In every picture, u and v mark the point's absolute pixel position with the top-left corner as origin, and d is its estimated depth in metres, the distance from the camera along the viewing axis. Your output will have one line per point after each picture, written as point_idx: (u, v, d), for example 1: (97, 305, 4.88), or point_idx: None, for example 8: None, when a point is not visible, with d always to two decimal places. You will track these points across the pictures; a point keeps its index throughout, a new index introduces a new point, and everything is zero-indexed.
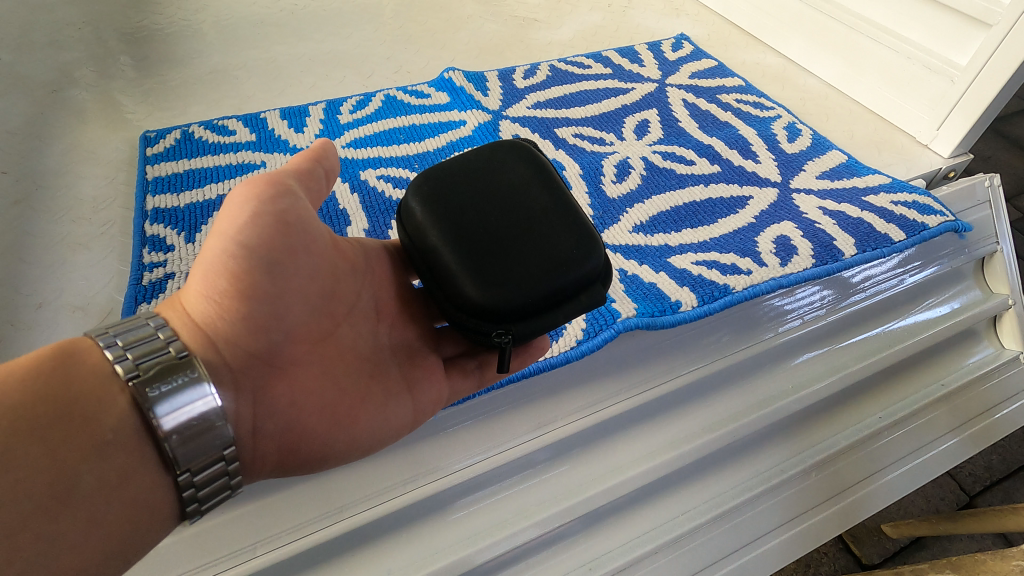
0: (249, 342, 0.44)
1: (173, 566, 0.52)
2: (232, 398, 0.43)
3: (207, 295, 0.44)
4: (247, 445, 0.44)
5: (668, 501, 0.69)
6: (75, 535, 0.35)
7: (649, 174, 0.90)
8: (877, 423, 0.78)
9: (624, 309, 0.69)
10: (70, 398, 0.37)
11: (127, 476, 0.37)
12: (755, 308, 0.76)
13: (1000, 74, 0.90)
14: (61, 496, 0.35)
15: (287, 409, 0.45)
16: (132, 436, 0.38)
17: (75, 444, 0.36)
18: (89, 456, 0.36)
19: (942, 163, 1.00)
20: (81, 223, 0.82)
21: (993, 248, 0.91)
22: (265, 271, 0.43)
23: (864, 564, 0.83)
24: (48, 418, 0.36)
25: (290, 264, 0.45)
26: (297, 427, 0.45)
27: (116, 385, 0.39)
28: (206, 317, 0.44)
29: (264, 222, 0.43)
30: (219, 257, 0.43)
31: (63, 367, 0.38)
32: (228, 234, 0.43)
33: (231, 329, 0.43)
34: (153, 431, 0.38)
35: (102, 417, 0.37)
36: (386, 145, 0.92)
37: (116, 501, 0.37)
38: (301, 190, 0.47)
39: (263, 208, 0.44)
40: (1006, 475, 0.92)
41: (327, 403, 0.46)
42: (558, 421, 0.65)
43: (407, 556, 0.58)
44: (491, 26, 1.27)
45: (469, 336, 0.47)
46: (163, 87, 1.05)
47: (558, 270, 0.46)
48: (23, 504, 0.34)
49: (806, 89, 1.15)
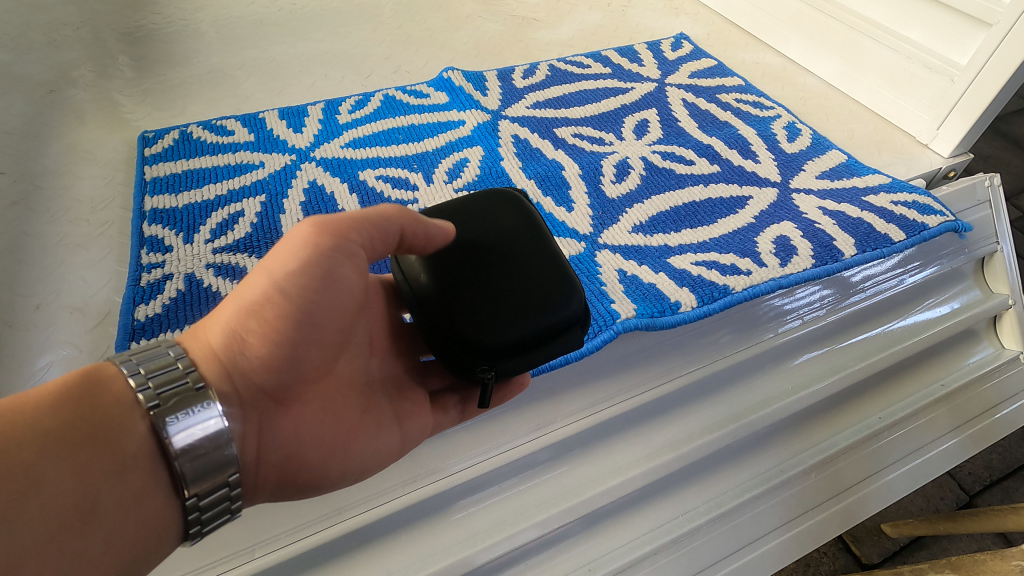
0: (266, 380, 0.44)
1: (174, 568, 0.52)
2: (241, 427, 0.43)
3: (235, 332, 0.43)
4: (249, 468, 0.44)
5: (667, 502, 0.68)
6: (94, 552, 0.35)
7: (648, 174, 0.90)
8: (877, 423, 0.78)
9: (623, 309, 0.69)
10: (95, 423, 0.37)
11: (142, 499, 0.37)
12: (755, 309, 0.75)
13: (1000, 74, 0.90)
14: (85, 515, 0.35)
15: (291, 440, 0.45)
16: (148, 459, 0.38)
17: (98, 465, 0.36)
18: (112, 477, 0.36)
19: (942, 162, 1.00)
20: (79, 223, 0.82)
21: (993, 248, 0.90)
22: (295, 319, 0.43)
23: (864, 565, 0.83)
24: (75, 441, 0.36)
25: (320, 313, 0.44)
26: (296, 458, 0.45)
27: (136, 411, 0.38)
28: (228, 349, 0.43)
29: (309, 274, 0.43)
30: (260, 301, 0.43)
31: (88, 394, 0.38)
32: (275, 281, 0.43)
33: (251, 363, 0.43)
34: (168, 456, 0.38)
35: (124, 441, 0.37)
36: (385, 145, 0.92)
37: (131, 520, 0.37)
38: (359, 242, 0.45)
39: (313, 265, 0.43)
40: (1006, 475, 0.92)
41: (330, 434, 0.47)
42: (557, 422, 0.64)
43: (406, 557, 0.58)
44: (491, 26, 1.27)
45: (450, 366, 0.46)
46: (161, 86, 1.05)
47: (543, 310, 0.46)
48: (51, 521, 0.34)
49: (806, 89, 1.15)
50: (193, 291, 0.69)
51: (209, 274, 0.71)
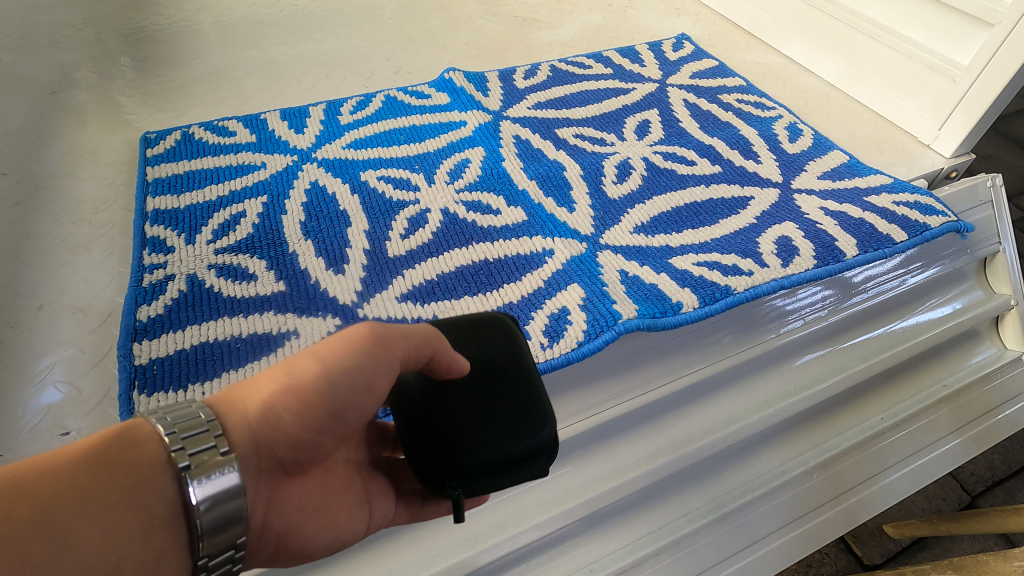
0: (290, 454, 0.40)
1: None
2: (253, 491, 0.38)
3: (271, 408, 0.39)
4: (251, 537, 0.40)
5: (668, 503, 0.68)
6: None
7: (650, 174, 0.90)
8: (879, 424, 0.78)
9: (624, 309, 0.68)
10: (123, 480, 0.31)
11: (161, 560, 0.32)
12: (756, 310, 0.75)
13: (1001, 75, 0.90)
14: None
15: (293, 511, 0.41)
16: (169, 520, 0.32)
17: (125, 523, 0.31)
18: (137, 537, 0.31)
19: (944, 163, 1.00)
20: (81, 224, 0.82)
21: (995, 248, 0.90)
22: (332, 408, 0.39)
23: (866, 565, 0.83)
24: (98, 490, 0.31)
25: (358, 407, 0.40)
26: (294, 530, 0.41)
27: (164, 471, 0.33)
28: (262, 417, 0.38)
29: (361, 372, 0.39)
30: (309, 380, 0.39)
31: (117, 449, 0.32)
32: (330, 368, 0.39)
33: (279, 434, 0.39)
34: (189, 517, 0.33)
35: (152, 499, 0.32)
36: (387, 145, 0.92)
37: None
38: (407, 348, 0.41)
39: (367, 364, 0.39)
40: (1008, 475, 0.92)
41: (331, 508, 0.43)
42: (558, 423, 0.64)
43: (408, 559, 0.58)
44: (491, 26, 1.27)
45: (423, 479, 0.42)
46: (162, 87, 1.05)
47: (512, 433, 0.42)
48: None
49: (807, 89, 1.15)
50: (195, 291, 0.69)
51: (211, 275, 0.71)
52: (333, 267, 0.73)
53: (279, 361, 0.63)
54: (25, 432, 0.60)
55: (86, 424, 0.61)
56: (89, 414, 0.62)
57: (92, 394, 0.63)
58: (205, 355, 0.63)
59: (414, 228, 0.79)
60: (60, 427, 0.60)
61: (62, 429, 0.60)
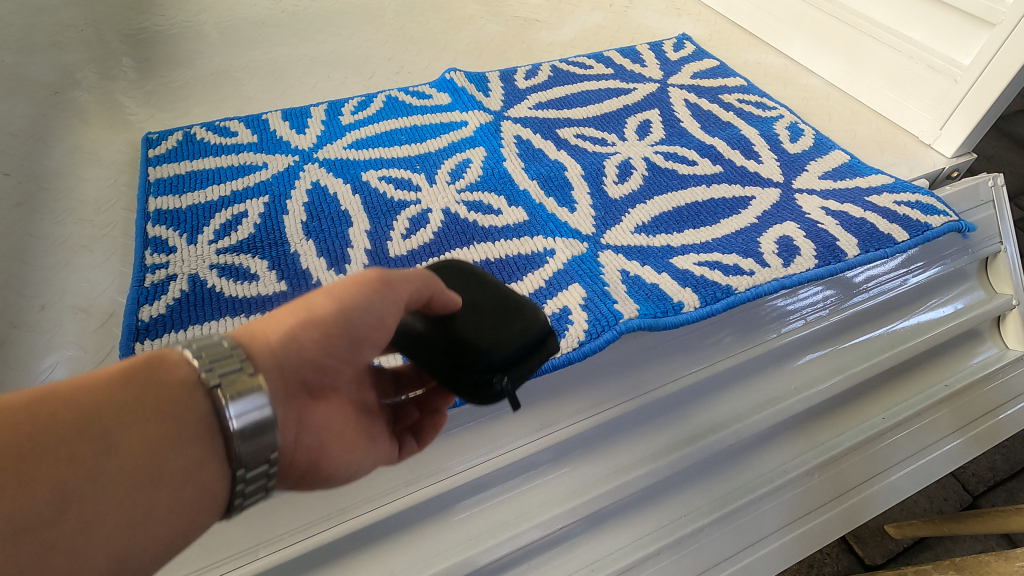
0: (314, 378, 0.38)
1: (178, 567, 0.52)
2: (285, 411, 0.36)
3: (294, 335, 0.37)
4: (283, 462, 0.37)
5: (670, 502, 0.68)
6: (156, 525, 0.30)
7: (651, 174, 0.90)
8: (880, 424, 0.78)
9: (626, 309, 0.68)
10: (156, 398, 0.31)
11: (202, 467, 0.32)
12: (758, 309, 0.75)
13: (1003, 74, 0.90)
14: (146, 482, 0.30)
15: (321, 433, 0.39)
16: (205, 436, 0.32)
17: (161, 433, 0.30)
18: (175, 446, 0.31)
19: (945, 162, 1.00)
20: (83, 224, 0.82)
21: (997, 248, 0.90)
22: (356, 332, 0.38)
23: (867, 565, 0.83)
24: (121, 417, 0.30)
25: (379, 333, 0.39)
26: (323, 453, 0.39)
27: (196, 389, 0.32)
28: (285, 342, 0.37)
29: (380, 298, 0.38)
30: (331, 305, 0.37)
31: (148, 370, 0.32)
32: (350, 294, 0.38)
33: (303, 357, 0.37)
34: (223, 428, 0.32)
35: (185, 413, 0.31)
36: (388, 146, 0.92)
37: (190, 492, 0.31)
38: (410, 279, 0.40)
39: (377, 289, 0.38)
40: (1010, 475, 0.92)
41: (355, 437, 0.42)
42: (560, 423, 0.64)
43: (409, 558, 0.58)
44: (492, 27, 1.27)
45: (462, 389, 0.43)
46: (164, 88, 1.05)
47: (512, 327, 0.45)
48: (114, 489, 0.28)
49: (808, 89, 1.15)
50: (197, 292, 0.69)
51: (213, 275, 0.71)
52: (334, 267, 0.73)
53: None
54: None
55: None
56: None
57: None
58: None
59: (416, 228, 0.79)
60: None
61: None
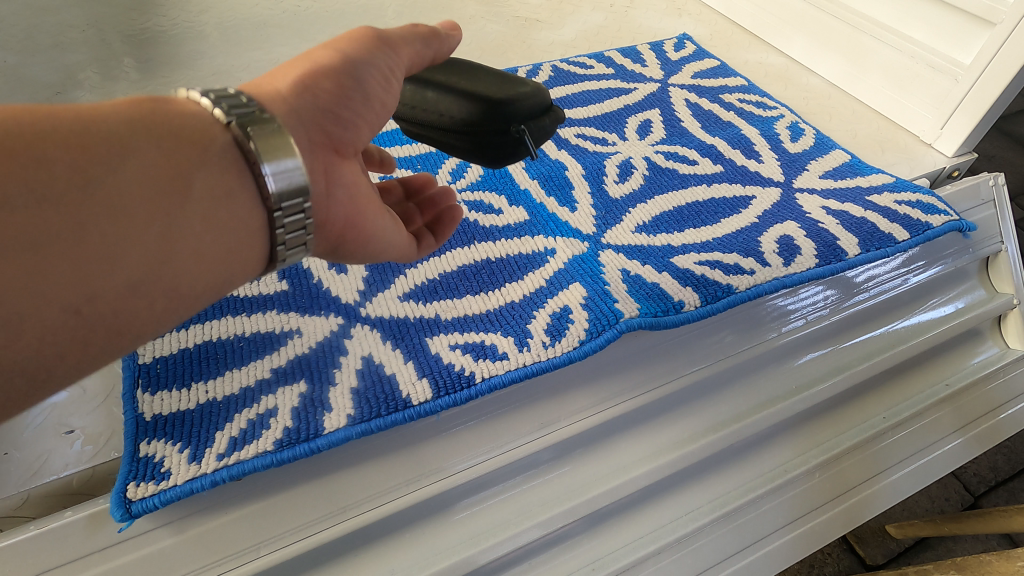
0: (335, 138, 0.44)
1: (180, 565, 0.52)
2: (314, 158, 0.42)
3: (306, 87, 0.43)
4: (321, 212, 0.44)
5: (671, 501, 0.68)
6: (189, 233, 0.35)
7: (652, 174, 0.90)
8: (881, 424, 0.78)
9: (626, 309, 0.68)
10: (172, 125, 0.36)
11: (230, 195, 0.37)
12: (758, 309, 0.75)
13: (1004, 74, 0.90)
14: (176, 190, 0.34)
15: (346, 188, 0.45)
16: (228, 165, 0.37)
17: (184, 151, 0.35)
18: (199, 165, 0.36)
19: (946, 162, 1.00)
20: None
21: (997, 248, 0.90)
22: (359, 94, 0.45)
23: (869, 565, 0.83)
24: (134, 134, 0.34)
25: (376, 101, 0.46)
26: (348, 211, 0.46)
27: (217, 128, 0.37)
28: (299, 93, 0.42)
29: (373, 64, 0.45)
30: (331, 64, 0.44)
31: (158, 107, 0.36)
32: (346, 57, 0.44)
33: (320, 112, 0.43)
34: (252, 162, 0.37)
35: (204, 138, 0.36)
36: (388, 145, 0.92)
37: (222, 213, 0.36)
38: (400, 49, 0.48)
39: (378, 51, 0.46)
40: (1011, 475, 0.92)
41: (371, 196, 0.48)
42: (560, 422, 0.64)
43: (410, 557, 0.58)
44: (493, 27, 1.27)
45: (505, 143, 0.59)
46: (166, 88, 1.05)
47: (523, 88, 0.61)
48: (147, 189, 0.33)
49: (809, 88, 1.15)
50: None
51: None
52: (335, 266, 0.73)
53: (281, 359, 0.62)
54: (30, 430, 0.60)
55: (91, 423, 0.61)
56: (93, 412, 0.62)
57: (95, 392, 0.63)
58: (209, 353, 0.63)
59: None
60: (65, 425, 0.61)
61: (67, 427, 0.61)
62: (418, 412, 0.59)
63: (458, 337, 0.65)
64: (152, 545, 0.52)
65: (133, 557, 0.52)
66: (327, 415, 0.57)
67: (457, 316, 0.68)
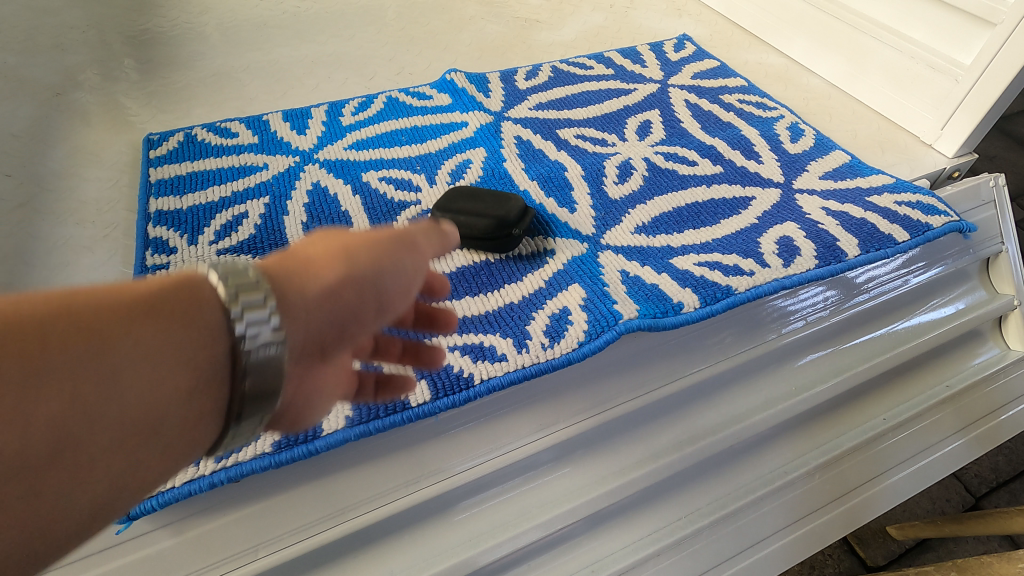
0: (330, 348, 0.36)
1: (179, 567, 0.52)
2: (293, 385, 0.35)
3: (334, 292, 0.34)
4: (279, 412, 0.36)
5: (671, 502, 0.68)
6: (148, 469, 0.28)
7: (651, 174, 0.90)
8: (882, 425, 0.77)
9: (625, 310, 0.68)
10: (168, 314, 0.28)
11: (200, 419, 0.29)
12: (759, 310, 0.75)
13: (1004, 74, 0.89)
14: (145, 427, 0.27)
15: (319, 387, 0.38)
16: (212, 381, 0.29)
17: (173, 367, 0.28)
18: (184, 389, 0.28)
19: (947, 162, 1.00)
20: (85, 225, 0.82)
21: (997, 248, 0.90)
22: (378, 309, 0.37)
23: (869, 567, 0.83)
24: (109, 329, 0.26)
25: (399, 299, 0.38)
26: (304, 407, 0.37)
27: (210, 305, 0.30)
28: (330, 286, 0.34)
29: (399, 274, 0.38)
30: (356, 276, 0.35)
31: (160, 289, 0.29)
32: (376, 275, 0.36)
33: (326, 321, 0.34)
34: (238, 370, 0.30)
35: (203, 334, 0.29)
36: (388, 146, 0.92)
37: (187, 443, 0.29)
38: (424, 241, 0.41)
39: (401, 253, 0.38)
40: (1013, 476, 0.92)
41: (341, 378, 0.41)
42: (559, 423, 0.64)
43: (410, 558, 0.58)
44: (493, 28, 1.27)
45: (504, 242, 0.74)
46: (166, 89, 1.05)
47: (503, 205, 0.75)
48: (112, 430, 0.26)
49: (809, 89, 1.14)
50: None
51: None
52: None
53: None
54: None
55: None
56: None
57: None
58: None
59: None
60: None
61: None
62: (417, 414, 0.58)
63: (457, 339, 0.65)
64: (151, 546, 0.52)
65: (132, 559, 0.52)
66: (326, 417, 0.57)
67: (456, 317, 0.68)
